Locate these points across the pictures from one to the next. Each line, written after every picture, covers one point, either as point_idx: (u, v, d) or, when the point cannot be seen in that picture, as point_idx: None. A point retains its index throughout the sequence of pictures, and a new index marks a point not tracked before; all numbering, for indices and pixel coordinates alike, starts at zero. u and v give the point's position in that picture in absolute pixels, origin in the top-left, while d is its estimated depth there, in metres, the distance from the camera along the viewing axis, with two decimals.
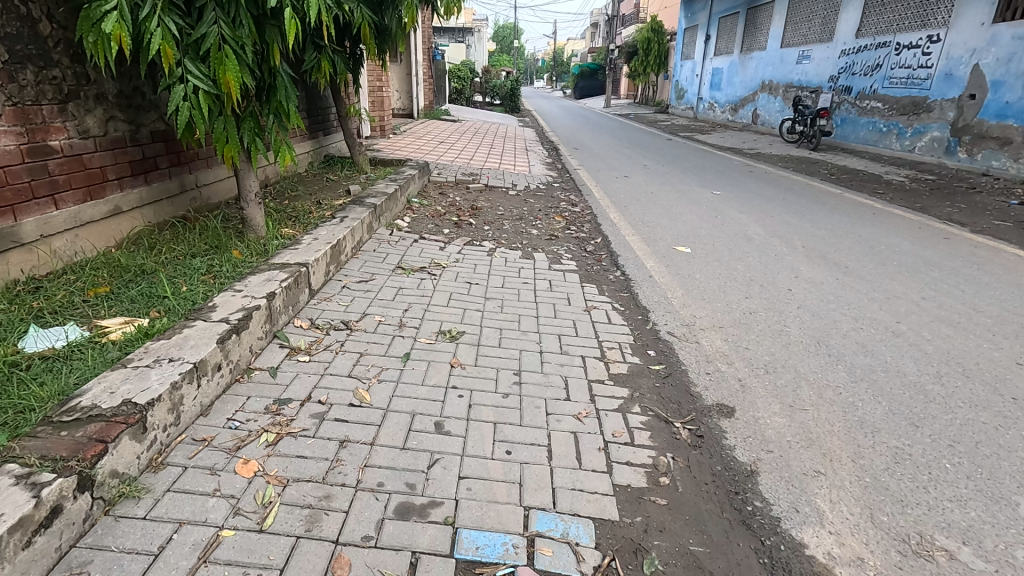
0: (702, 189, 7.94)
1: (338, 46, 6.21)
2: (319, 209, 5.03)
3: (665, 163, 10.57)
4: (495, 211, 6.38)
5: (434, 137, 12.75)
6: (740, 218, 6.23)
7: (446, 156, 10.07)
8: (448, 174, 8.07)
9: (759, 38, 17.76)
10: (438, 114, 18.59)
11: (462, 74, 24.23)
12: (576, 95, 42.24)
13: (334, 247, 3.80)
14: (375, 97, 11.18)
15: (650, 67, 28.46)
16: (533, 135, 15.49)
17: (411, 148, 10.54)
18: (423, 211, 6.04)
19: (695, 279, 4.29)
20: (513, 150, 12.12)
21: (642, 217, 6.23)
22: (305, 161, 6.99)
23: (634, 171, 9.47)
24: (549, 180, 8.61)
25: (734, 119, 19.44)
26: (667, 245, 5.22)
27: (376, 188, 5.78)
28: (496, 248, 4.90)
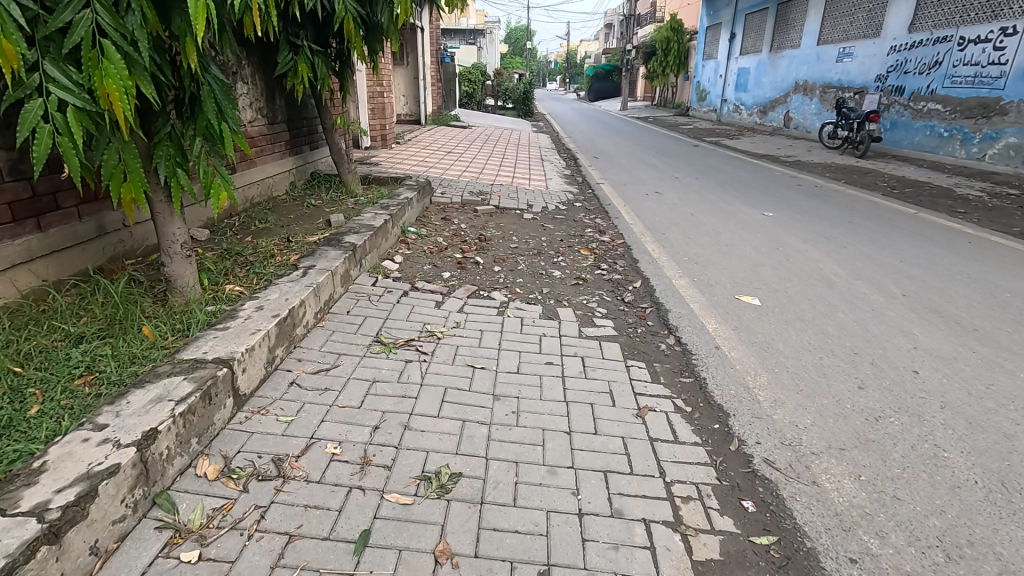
0: (750, 209, 6.79)
1: (320, 48, 5.20)
2: (283, 252, 3.97)
3: (699, 175, 9.41)
4: (507, 242, 5.30)
5: (441, 147, 11.67)
6: (809, 251, 5.09)
7: (452, 169, 9.01)
8: (452, 193, 7.00)
9: (791, 35, 16.54)
10: (447, 119, 17.56)
11: (473, 78, 23.20)
12: (591, 98, 41.04)
13: (284, 322, 2.73)
14: (376, 103, 10.16)
15: (670, 68, 27.20)
16: (548, 142, 14.40)
17: (414, 161, 9.49)
18: (419, 245, 4.98)
19: (777, 351, 3.19)
20: (526, 161, 11.00)
21: (686, 250, 5.11)
22: (284, 182, 5.97)
23: (665, 185, 8.33)
24: (569, 198, 7.52)
25: (763, 122, 18.20)
26: (726, 292, 4.11)
27: (362, 218, 4.72)
28: (508, 300, 3.82)
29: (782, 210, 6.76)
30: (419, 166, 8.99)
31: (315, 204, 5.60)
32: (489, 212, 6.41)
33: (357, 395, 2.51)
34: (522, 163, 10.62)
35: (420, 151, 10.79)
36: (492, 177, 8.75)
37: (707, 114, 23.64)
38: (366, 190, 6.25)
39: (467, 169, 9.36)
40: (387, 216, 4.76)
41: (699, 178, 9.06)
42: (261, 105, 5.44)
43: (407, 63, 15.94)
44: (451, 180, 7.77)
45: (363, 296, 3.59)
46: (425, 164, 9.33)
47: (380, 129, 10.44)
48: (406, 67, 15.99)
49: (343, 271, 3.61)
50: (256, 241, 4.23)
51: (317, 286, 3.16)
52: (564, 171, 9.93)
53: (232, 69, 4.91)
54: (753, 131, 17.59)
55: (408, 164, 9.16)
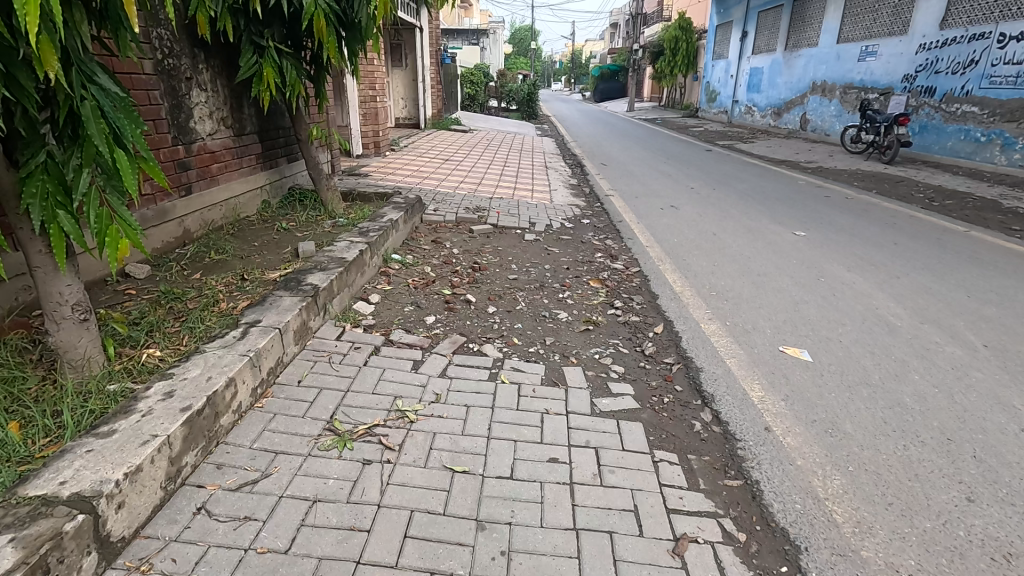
0: (778, 227, 6.07)
1: (289, 49, 4.54)
2: (231, 298, 3.29)
3: (717, 184, 8.66)
4: (506, 271, 4.61)
5: (439, 155, 10.98)
6: (857, 283, 4.36)
7: (449, 180, 8.30)
8: (446, 210, 6.30)
9: (808, 33, 15.78)
10: (447, 123, 16.91)
11: (476, 79, 22.54)
12: (596, 98, 40.28)
13: (198, 417, 2.05)
14: (368, 108, 9.51)
15: (679, 68, 26.41)
16: (553, 147, 13.71)
17: (408, 172, 8.79)
18: (402, 277, 4.29)
19: (846, 437, 2.48)
20: (530, 169, 10.29)
21: (713, 282, 4.40)
22: (255, 201, 5.32)
23: (681, 198, 7.61)
24: (576, 213, 6.82)
25: (777, 125, 17.44)
26: (768, 342, 3.40)
27: (334, 247, 4.03)
28: (503, 356, 3.12)
29: (815, 228, 6.03)
30: (414, 177, 8.33)
31: (287, 228, 4.93)
32: (488, 233, 5.71)
33: (286, 528, 1.83)
34: (525, 172, 9.90)
35: (416, 158, 10.10)
36: (492, 188, 8.05)
37: (717, 115, 22.84)
38: (347, 209, 5.57)
39: (465, 179, 8.67)
40: (364, 245, 4.09)
41: (717, 188, 8.34)
42: (225, 116, 4.78)
43: (405, 66, 15.41)
44: (446, 194, 7.08)
45: (322, 357, 2.90)
46: (420, 174, 8.65)
47: (374, 136, 9.78)
48: (404, 69, 15.45)
49: (298, 324, 2.92)
50: (204, 280, 3.56)
51: (256, 354, 2.48)
52: (570, 180, 9.21)
53: (187, 75, 4.25)
54: (767, 134, 16.85)
55: (401, 174, 8.49)
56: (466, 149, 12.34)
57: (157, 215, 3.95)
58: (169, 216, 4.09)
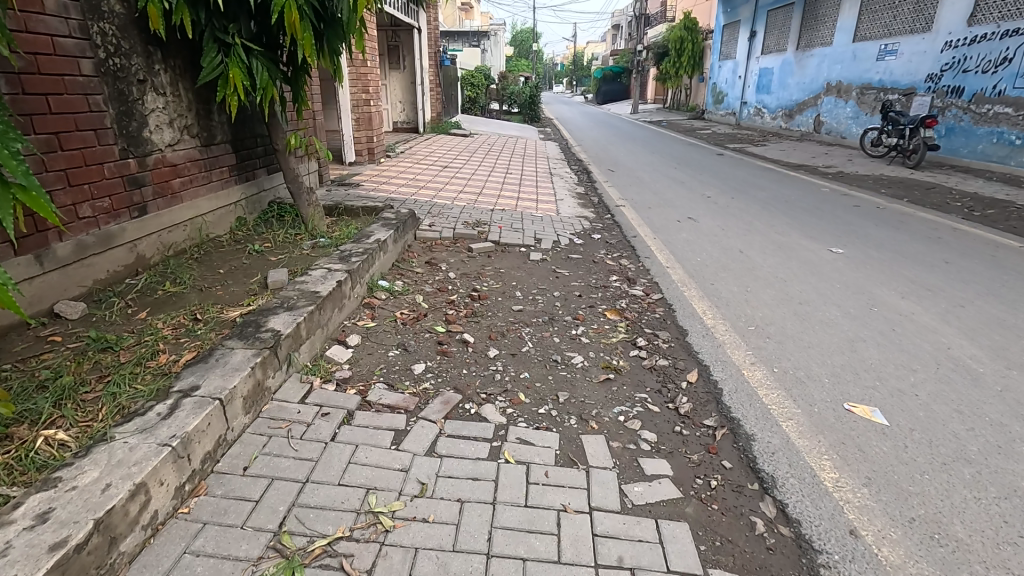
0: (811, 243, 5.48)
1: (259, 48, 3.97)
2: (175, 347, 2.71)
3: (735, 193, 8.06)
4: (509, 299, 4.02)
5: (437, 161, 10.39)
6: (917, 313, 3.77)
7: (446, 190, 7.71)
8: (443, 225, 5.71)
9: (821, 32, 15.20)
10: (447, 126, 16.33)
11: (476, 81, 21.95)
12: (600, 100, 39.70)
13: (78, 557, 1.46)
14: (361, 113, 8.94)
15: (684, 69, 25.82)
16: (557, 151, 13.12)
17: (404, 180, 8.20)
18: (389, 310, 3.70)
19: (961, 547, 1.89)
20: (533, 176, 9.70)
21: (749, 314, 3.81)
22: (227, 219, 4.73)
23: (698, 208, 7.02)
24: (585, 227, 6.24)
25: (789, 127, 16.85)
26: (828, 396, 2.80)
27: (308, 276, 3.45)
28: (506, 422, 2.53)
29: (852, 244, 5.44)
30: (409, 186, 7.74)
31: (260, 250, 4.34)
32: (488, 252, 5.12)
33: None
34: (528, 179, 9.31)
35: (413, 166, 9.51)
36: (493, 199, 7.46)
37: (725, 117, 22.24)
38: (331, 227, 4.99)
39: (465, 188, 8.07)
40: (343, 275, 3.50)
41: (736, 197, 7.74)
42: (190, 124, 4.20)
43: (402, 68, 14.85)
44: (444, 206, 6.50)
45: (279, 429, 2.31)
46: (416, 183, 8.07)
47: (367, 142, 9.21)
48: (401, 71, 14.89)
49: (250, 388, 2.33)
50: (148, 322, 2.98)
51: (183, 443, 1.88)
52: (577, 188, 8.62)
53: (139, 78, 3.66)
54: (779, 137, 16.25)
55: (396, 183, 7.90)
56: (466, 155, 11.75)
57: (100, 241, 3.36)
58: (117, 241, 3.50)
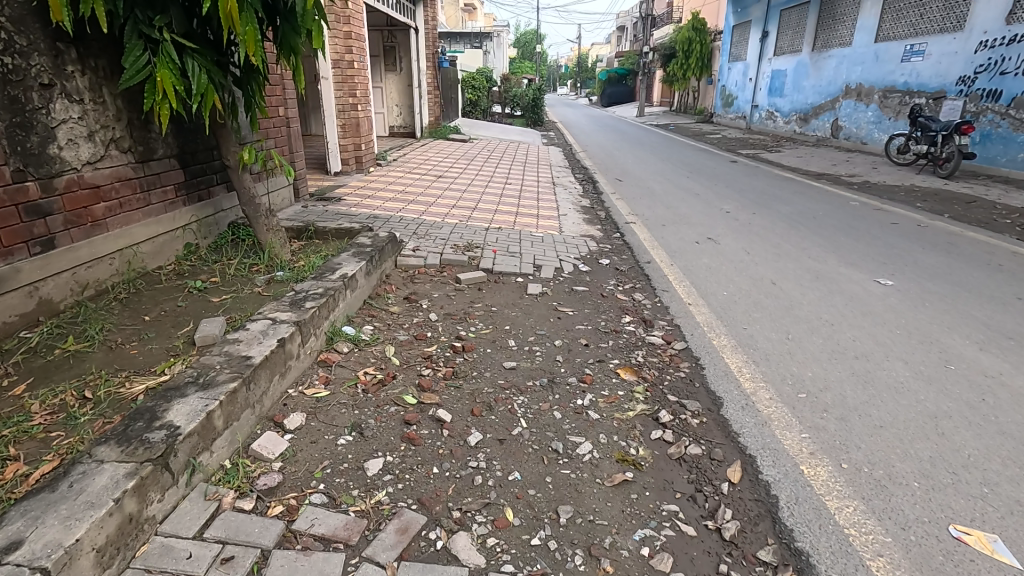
0: (854, 272, 4.74)
1: (196, 45, 3.26)
2: (38, 449, 2.00)
3: (756, 208, 7.32)
4: (500, 351, 3.30)
5: (433, 169, 9.67)
6: (1006, 374, 3.03)
7: (438, 205, 6.99)
8: (429, 249, 5.00)
9: (839, 31, 14.45)
10: (446, 131, 15.63)
11: (477, 83, 21.27)
12: (605, 102, 38.95)
13: None
14: (348, 119, 8.25)
15: (692, 70, 25.05)
16: (561, 158, 12.40)
17: (391, 193, 7.48)
18: (350, 371, 2.98)
19: None
20: (535, 186, 8.97)
21: (795, 374, 3.08)
22: (171, 248, 4.03)
23: (718, 227, 6.28)
24: (592, 250, 5.51)
25: (804, 132, 16.10)
26: (925, 514, 2.07)
27: (244, 331, 2.74)
28: (485, 565, 1.81)
29: (901, 273, 4.70)
30: (397, 200, 7.04)
31: (204, 287, 3.64)
32: (480, 284, 4.40)
33: None
34: (530, 190, 8.59)
35: (405, 176, 8.80)
36: (489, 215, 6.75)
37: (735, 121, 21.47)
38: (295, 256, 4.29)
39: (458, 202, 7.35)
40: (289, 330, 2.79)
41: (757, 213, 7.00)
42: (119, 137, 3.50)
43: (400, 70, 14.31)
44: (432, 225, 5.78)
45: None
46: (406, 196, 7.35)
47: (355, 150, 8.51)
48: (398, 73, 14.34)
49: (114, 531, 1.62)
50: (21, 402, 2.27)
51: None
52: (582, 201, 7.90)
53: (43, 81, 2.97)
54: (793, 142, 15.50)
55: (382, 196, 7.19)
56: (464, 162, 11.05)
57: None
58: (7, 285, 2.81)
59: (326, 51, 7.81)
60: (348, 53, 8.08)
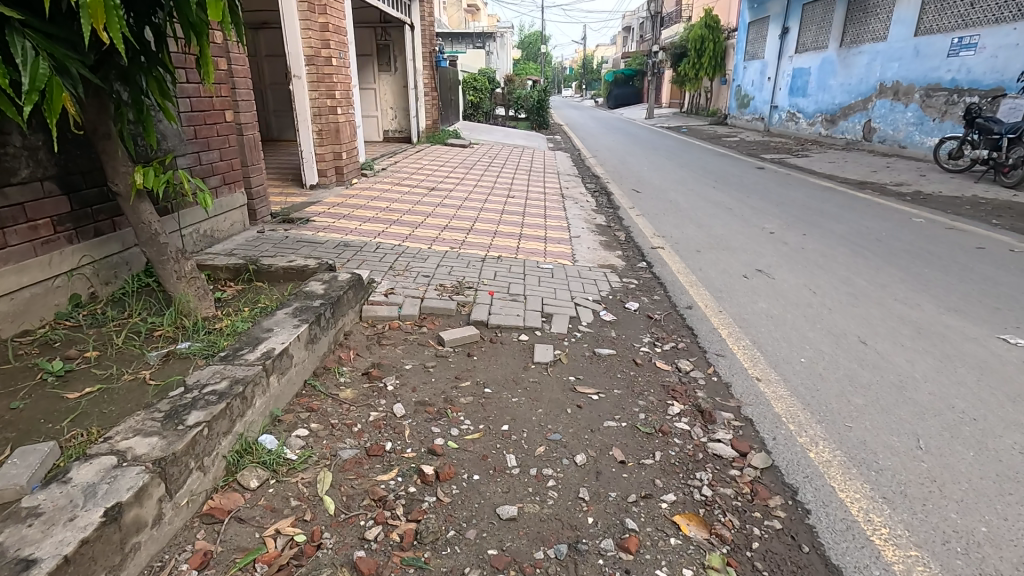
0: (964, 323, 3.59)
1: (30, 16, 2.11)
2: None
3: (804, 227, 6.17)
4: (492, 479, 2.18)
5: (426, 179, 8.58)
6: None
7: (427, 226, 5.88)
8: (407, 291, 3.89)
9: (870, 25, 13.30)
10: (444, 136, 14.55)
11: (479, 85, 20.17)
12: (612, 104, 37.90)
13: None
14: (326, 124, 7.17)
15: (705, 70, 23.88)
16: (569, 165, 11.30)
17: (374, 210, 6.40)
18: (251, 532, 1.87)
19: None
20: (542, 199, 7.85)
21: (961, 530, 1.94)
22: (43, 303, 2.92)
23: (765, 255, 5.14)
24: (614, 289, 4.39)
25: (830, 134, 14.93)
26: None
27: (59, 488, 1.62)
28: None
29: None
30: (379, 219, 5.95)
31: (69, 369, 2.52)
32: (468, 347, 3.29)
33: None
34: (536, 204, 7.47)
35: (393, 188, 7.70)
36: (487, 238, 5.62)
37: (753, 122, 20.29)
38: (219, 311, 3.17)
39: (452, 220, 6.24)
40: (136, 486, 1.65)
41: (808, 234, 5.86)
42: None
43: (395, 70, 13.42)
44: (415, 257, 4.66)
45: None
46: (390, 214, 6.25)
47: (335, 159, 7.44)
48: (393, 74, 13.46)
49: None
50: None
51: None
52: (597, 218, 6.78)
53: None
54: (820, 145, 14.34)
55: (362, 215, 6.10)
56: (463, 171, 9.96)
57: None
58: None
59: (298, 46, 6.72)
60: (325, 48, 7.00)
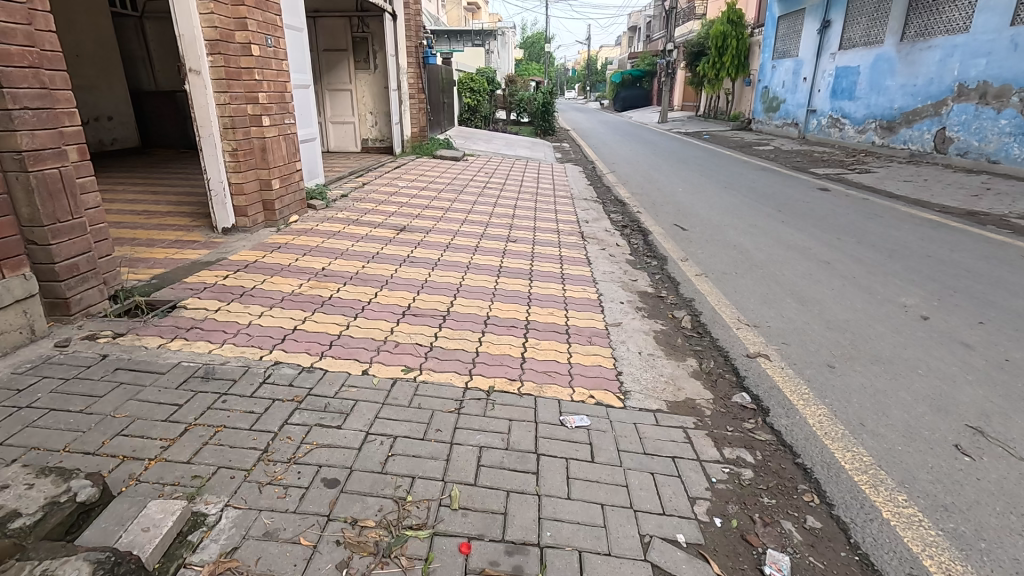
0: None
1: None
2: None
3: (967, 305, 3.96)
4: None
5: (397, 212, 6.35)
6: None
7: (375, 308, 3.64)
8: (267, 557, 1.67)
9: (943, 15, 11.15)
10: (434, 145, 12.39)
11: (477, 86, 18.02)
12: (619, 107, 35.72)
13: None
14: (245, 140, 4.95)
15: (726, 70, 21.63)
16: (584, 185, 9.12)
17: (300, 272, 4.18)
18: None
19: None
20: (556, 243, 5.60)
21: None
22: None
23: (958, 382, 2.93)
24: (717, 491, 2.18)
25: (888, 143, 12.75)
26: None
27: None
28: None
29: None
30: (300, 296, 3.72)
31: None
32: None
33: None
34: (549, 254, 5.22)
35: (344, 229, 5.47)
36: (471, 333, 3.40)
37: (784, 128, 18.11)
38: None
39: (419, 293, 4.00)
40: None
41: (990, 324, 3.64)
42: None
43: (374, 68, 11.35)
44: (326, 409, 2.44)
45: None
46: (322, 282, 4.01)
47: (261, 188, 5.22)
48: (372, 72, 11.38)
49: None
50: None
51: None
52: (639, 284, 4.56)
53: None
54: (879, 158, 12.16)
55: (277, 285, 3.87)
56: (450, 194, 7.80)
57: None
58: None
59: (198, 25, 4.50)
60: (242, 29, 4.79)
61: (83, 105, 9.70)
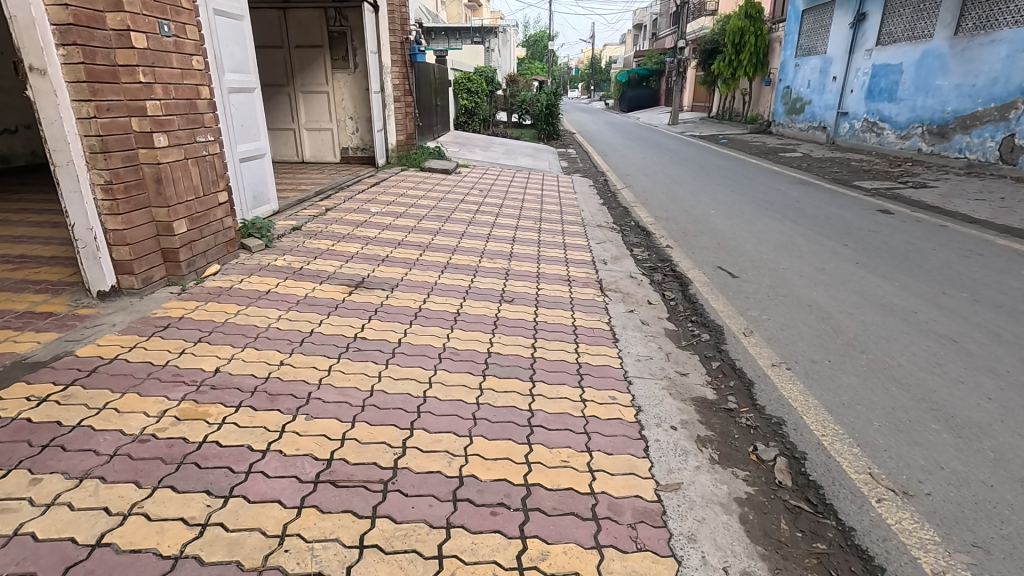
0: None
1: None
2: None
3: None
4: None
5: (358, 253, 4.86)
6: None
7: (270, 466, 2.16)
8: None
9: (1011, 4, 9.69)
10: (423, 154, 10.93)
11: (474, 86, 16.56)
12: (625, 108, 34.25)
13: None
14: (127, 168, 3.48)
15: (743, 68, 20.08)
16: (595, 206, 7.65)
17: (174, 378, 2.68)
18: None
19: None
20: (567, 304, 4.13)
21: None
22: None
23: None
24: None
25: (938, 151, 11.26)
26: None
27: None
28: None
29: None
30: (149, 441, 2.23)
31: None
32: None
33: None
34: (558, 325, 3.74)
35: (277, 286, 3.98)
36: (427, 530, 1.93)
37: (810, 132, 16.60)
38: None
39: (354, 421, 2.51)
40: None
41: None
42: None
43: (354, 67, 9.90)
44: None
45: None
46: (202, 402, 2.52)
47: (157, 233, 3.75)
48: (352, 72, 9.93)
49: None
50: None
51: None
52: (692, 386, 3.11)
53: None
54: (931, 168, 10.68)
55: (120, 415, 2.38)
56: (434, 220, 6.35)
57: None
58: None
59: (37, 1, 3.02)
60: (116, 8, 3.31)
61: (8, 110, 8.23)
